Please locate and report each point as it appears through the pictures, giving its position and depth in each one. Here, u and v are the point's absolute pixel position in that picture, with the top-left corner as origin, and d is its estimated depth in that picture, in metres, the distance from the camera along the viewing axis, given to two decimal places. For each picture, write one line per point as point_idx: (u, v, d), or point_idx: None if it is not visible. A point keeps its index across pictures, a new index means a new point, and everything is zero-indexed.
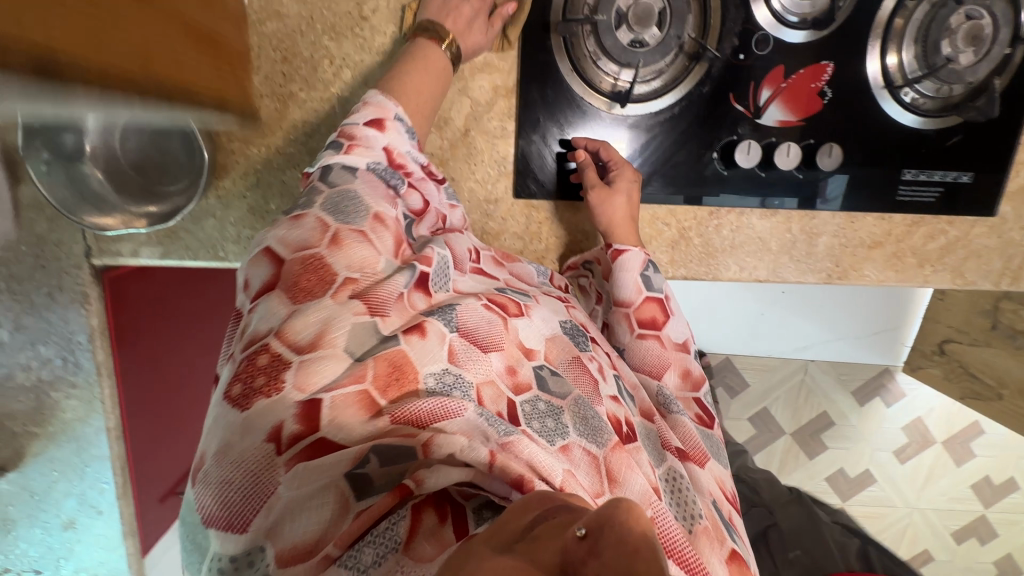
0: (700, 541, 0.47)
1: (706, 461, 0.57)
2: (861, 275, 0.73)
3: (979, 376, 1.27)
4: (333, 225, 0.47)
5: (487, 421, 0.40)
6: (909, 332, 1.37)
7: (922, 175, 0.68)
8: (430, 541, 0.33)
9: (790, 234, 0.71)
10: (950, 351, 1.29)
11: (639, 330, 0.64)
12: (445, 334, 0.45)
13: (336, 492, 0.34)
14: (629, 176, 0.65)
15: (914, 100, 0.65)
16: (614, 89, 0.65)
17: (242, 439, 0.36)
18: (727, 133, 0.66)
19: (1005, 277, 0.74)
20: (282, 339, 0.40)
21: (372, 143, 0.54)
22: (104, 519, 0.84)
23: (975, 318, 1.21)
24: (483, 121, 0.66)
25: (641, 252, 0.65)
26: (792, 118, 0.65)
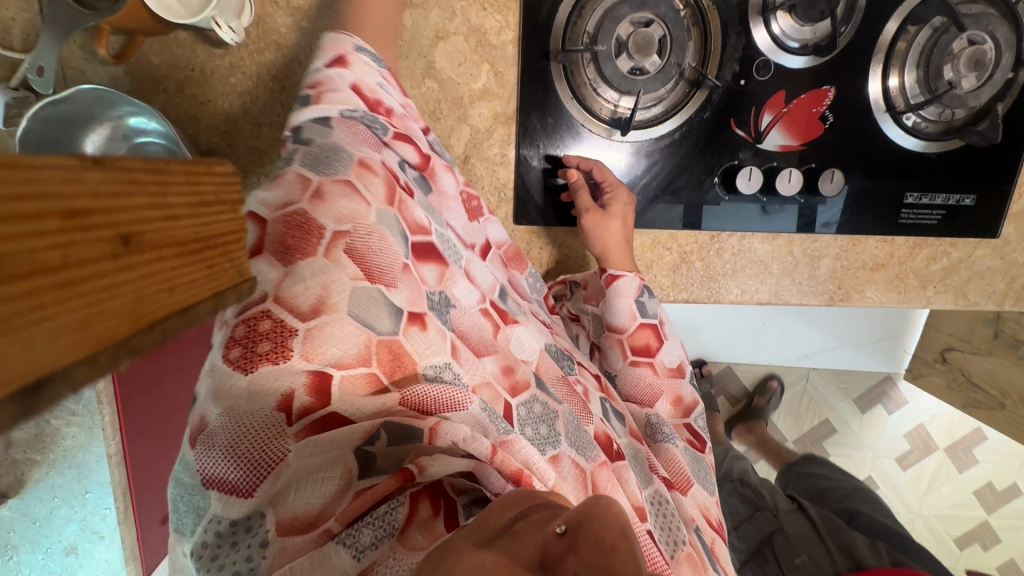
0: (681, 568, 0.46)
1: (690, 487, 0.56)
2: (862, 296, 0.73)
3: (980, 385, 1.28)
4: (315, 179, 0.42)
5: (488, 416, 0.40)
6: (909, 341, 1.35)
7: (924, 199, 0.67)
8: (422, 532, 0.35)
9: (792, 256, 0.71)
10: (952, 360, 1.29)
11: (632, 357, 0.62)
12: (445, 330, 0.44)
13: (343, 467, 0.34)
14: (625, 200, 0.65)
15: (915, 124, 0.65)
16: (614, 115, 0.65)
17: (247, 404, 0.34)
18: (727, 157, 0.66)
19: (1008, 297, 0.73)
20: (279, 301, 0.36)
21: (338, 81, 0.51)
22: (105, 544, 0.84)
23: (978, 327, 1.21)
24: (483, 148, 0.66)
25: (636, 277, 0.62)
26: (793, 143, 0.65)
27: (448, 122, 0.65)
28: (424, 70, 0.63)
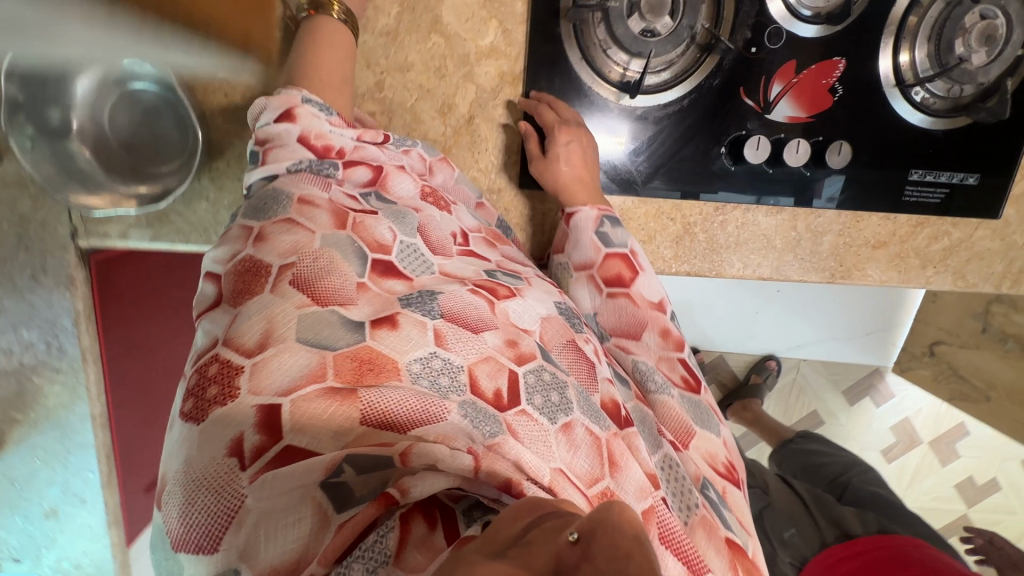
0: (697, 535, 0.44)
1: (693, 439, 0.52)
2: (863, 274, 0.72)
3: (968, 378, 1.34)
4: (256, 226, 0.46)
5: (472, 422, 0.38)
6: (900, 333, 1.34)
7: (928, 176, 0.67)
8: (420, 550, 0.32)
9: (795, 232, 0.71)
10: (940, 353, 1.31)
11: (608, 290, 0.57)
12: (425, 322, 0.43)
13: (311, 504, 0.33)
14: (563, 139, 0.61)
15: (924, 99, 0.64)
16: (622, 79, 0.64)
17: (200, 456, 0.36)
18: (736, 127, 0.65)
19: (1006, 281, 0.73)
20: (229, 343, 0.40)
21: (285, 139, 0.52)
22: (87, 505, 0.95)
23: (967, 321, 1.23)
24: (489, 108, 0.65)
25: (592, 209, 0.60)
26: (800, 114, 0.65)
27: (453, 84, 0.64)
28: (430, 24, 0.62)
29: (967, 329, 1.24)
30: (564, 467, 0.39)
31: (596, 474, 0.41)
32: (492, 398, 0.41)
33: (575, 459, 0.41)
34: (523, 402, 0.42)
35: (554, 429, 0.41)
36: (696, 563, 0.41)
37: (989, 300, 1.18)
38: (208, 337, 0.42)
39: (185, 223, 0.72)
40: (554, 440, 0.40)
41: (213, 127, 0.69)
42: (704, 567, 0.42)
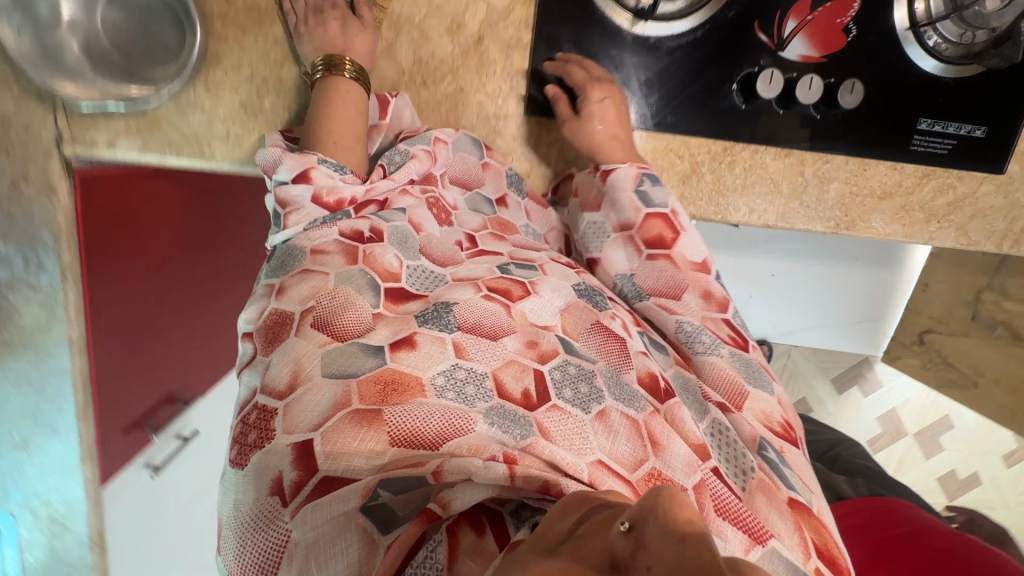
0: (757, 499, 0.45)
1: (745, 400, 0.54)
2: (867, 226, 0.74)
3: (956, 364, 1.32)
4: (279, 282, 0.53)
5: (500, 429, 0.41)
6: (891, 323, 1.37)
7: (937, 126, 0.68)
8: (473, 558, 0.34)
9: (802, 177, 0.72)
10: (929, 342, 1.33)
11: (647, 252, 0.63)
12: (442, 336, 0.47)
13: (357, 530, 0.36)
14: (598, 97, 0.65)
15: (936, 45, 0.65)
16: (637, 4, 0.65)
17: (249, 498, 0.40)
18: (748, 64, 0.66)
19: (1007, 240, 0.74)
20: (264, 389, 0.46)
21: (302, 203, 0.57)
22: (59, 438, 0.95)
23: (957, 309, 1.25)
24: (498, 29, 0.69)
25: (632, 167, 0.65)
26: (814, 54, 0.65)
27: (480, 33, 0.69)
28: None
29: (956, 317, 1.26)
30: (603, 458, 0.41)
31: (640, 456, 0.42)
32: (521, 399, 0.44)
33: (613, 441, 0.42)
34: (552, 398, 0.45)
35: (588, 417, 0.44)
36: (757, 531, 0.41)
37: (980, 288, 1.19)
38: (246, 387, 0.48)
39: (176, 131, 0.72)
40: (590, 428, 0.43)
41: (214, 35, 0.69)
42: (767, 534, 0.41)
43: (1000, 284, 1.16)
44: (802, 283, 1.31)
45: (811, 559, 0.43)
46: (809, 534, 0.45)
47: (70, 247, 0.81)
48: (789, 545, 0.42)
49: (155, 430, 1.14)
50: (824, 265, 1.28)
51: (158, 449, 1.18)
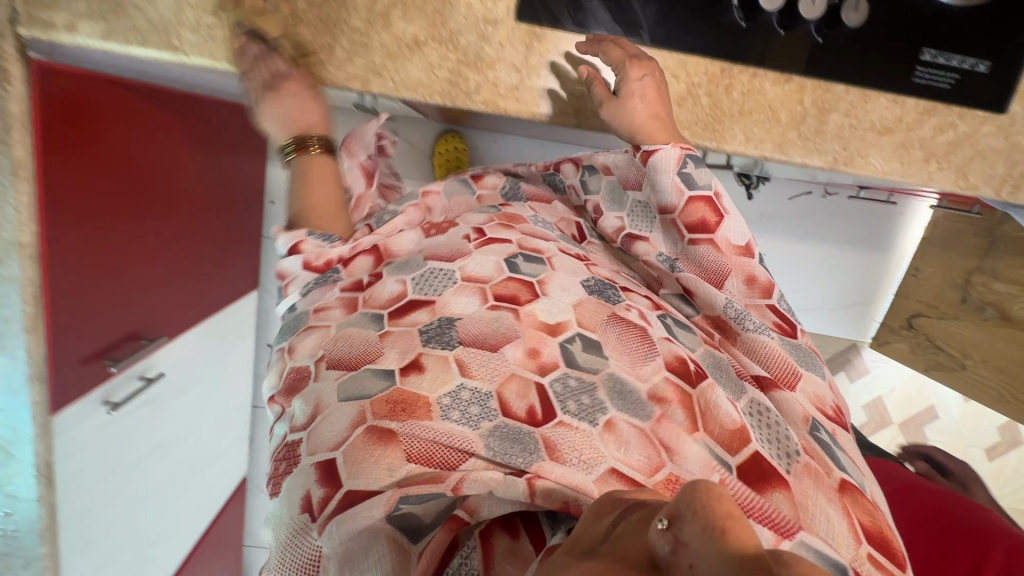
0: (803, 483, 0.45)
1: (798, 380, 0.55)
2: (866, 163, 0.65)
3: (944, 347, 1.32)
4: (286, 347, 0.54)
5: (499, 453, 0.40)
6: (880, 308, 1.45)
7: (941, 58, 0.60)
8: (511, 561, 0.37)
9: (801, 106, 0.63)
10: (918, 326, 1.37)
11: (690, 236, 0.61)
12: (445, 354, 0.46)
13: (388, 539, 0.37)
14: (638, 75, 0.57)
15: None
16: None
17: (283, 517, 0.41)
18: None
19: (1007, 185, 0.67)
20: (291, 427, 0.46)
21: (296, 273, 0.60)
22: (7, 356, 0.69)
23: (947, 292, 1.30)
24: None
25: (675, 148, 0.59)
26: None
27: None
28: None
29: (946, 300, 1.30)
30: (620, 457, 0.41)
31: (656, 462, 0.41)
32: (526, 416, 0.43)
33: (625, 450, 0.42)
34: (558, 414, 0.44)
35: (596, 429, 0.43)
36: (783, 526, 0.40)
37: (970, 271, 1.24)
38: (278, 436, 0.48)
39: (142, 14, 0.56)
40: (599, 440, 0.42)
41: None
42: (795, 527, 0.40)
43: (989, 265, 1.20)
44: (794, 263, 1.42)
45: (860, 545, 0.43)
46: (856, 516, 0.45)
47: (24, 141, 0.62)
48: (836, 534, 0.42)
49: (116, 365, 0.87)
50: (814, 248, 1.40)
51: (118, 384, 0.90)
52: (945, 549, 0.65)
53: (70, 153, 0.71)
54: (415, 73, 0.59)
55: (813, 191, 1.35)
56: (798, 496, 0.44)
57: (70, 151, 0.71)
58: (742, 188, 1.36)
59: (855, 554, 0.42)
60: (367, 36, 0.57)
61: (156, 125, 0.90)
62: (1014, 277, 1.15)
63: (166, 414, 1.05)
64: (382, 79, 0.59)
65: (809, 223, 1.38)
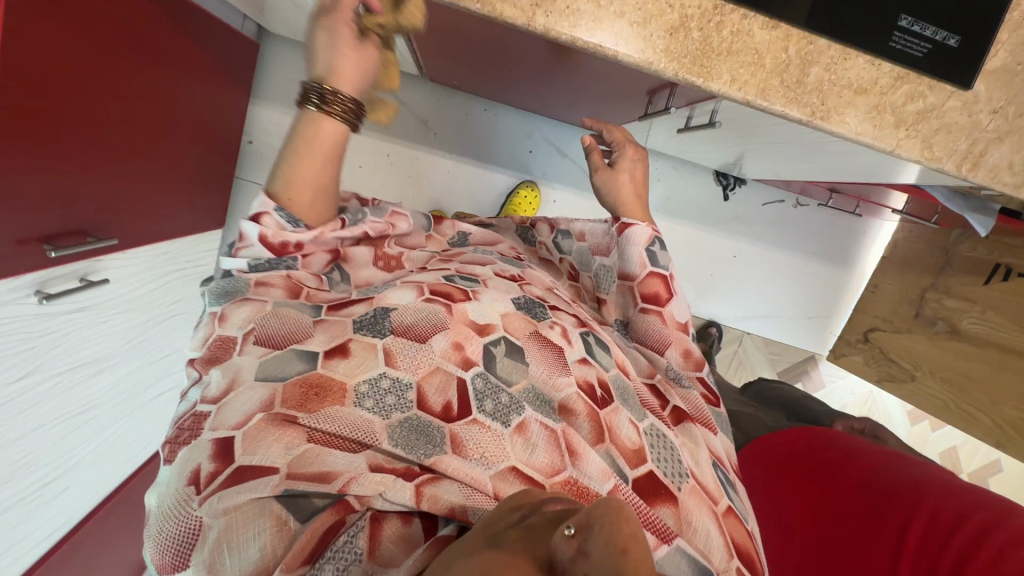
0: (690, 500, 0.46)
1: (716, 431, 0.58)
2: (841, 121, 0.56)
3: (896, 360, 1.37)
4: (219, 311, 0.50)
5: (404, 449, 0.40)
6: (837, 323, 1.49)
7: (917, 26, 0.52)
8: (397, 545, 0.36)
9: (786, 55, 0.53)
10: (873, 339, 1.41)
11: (642, 304, 0.62)
12: (374, 342, 0.45)
13: (273, 516, 0.36)
14: (631, 156, 0.67)
15: None
16: None
17: (171, 487, 0.38)
18: None
19: (966, 163, 0.58)
20: (202, 398, 0.43)
21: (250, 241, 0.55)
22: None
23: (902, 307, 1.37)
24: None
25: (648, 228, 0.63)
26: None
27: None
28: None
29: (901, 314, 1.36)
30: (523, 460, 0.42)
31: (557, 466, 0.42)
32: (441, 411, 0.43)
33: (532, 453, 0.42)
34: (473, 411, 0.43)
35: (508, 430, 0.43)
36: (664, 531, 0.42)
37: (925, 288, 1.32)
38: (187, 402, 0.45)
39: None
40: (509, 441, 0.42)
41: None
42: (671, 534, 0.42)
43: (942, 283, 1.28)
44: (763, 264, 1.43)
45: (732, 558, 0.45)
46: (730, 533, 0.48)
47: None
48: (712, 548, 0.45)
49: (56, 251, 0.77)
50: (785, 256, 1.43)
51: (58, 276, 0.81)
52: (877, 509, 0.66)
53: (51, 30, 0.66)
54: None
55: (786, 200, 1.38)
56: (685, 512, 0.45)
57: (50, 28, 0.65)
58: (718, 188, 1.37)
59: (726, 566, 0.44)
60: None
61: (147, 26, 0.83)
62: (967, 293, 1.22)
63: (101, 336, 0.96)
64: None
65: (777, 229, 1.41)
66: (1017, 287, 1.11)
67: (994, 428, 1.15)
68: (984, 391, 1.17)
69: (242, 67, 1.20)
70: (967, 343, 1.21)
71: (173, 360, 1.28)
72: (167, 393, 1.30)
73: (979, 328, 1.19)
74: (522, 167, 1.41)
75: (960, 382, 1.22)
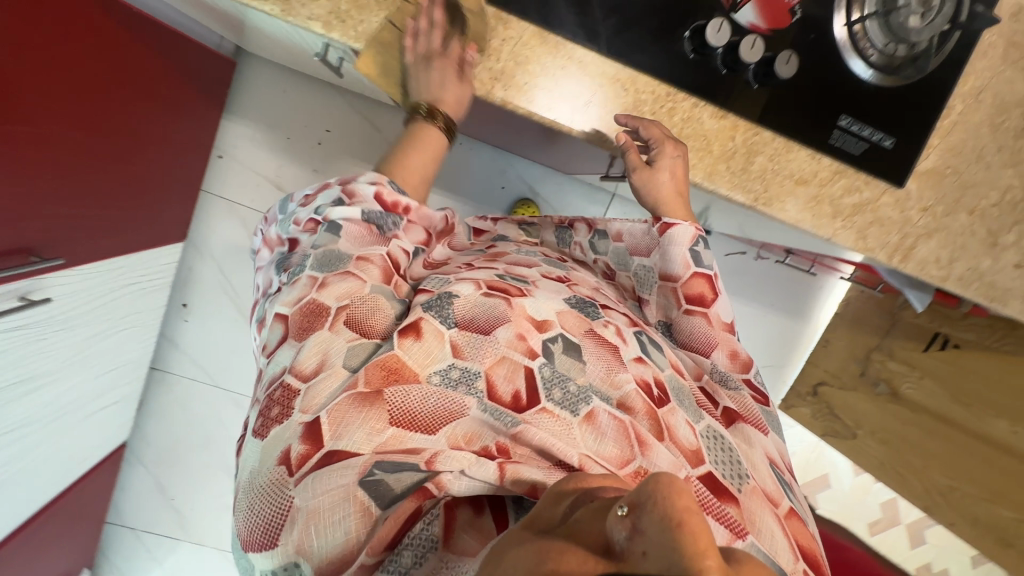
0: (752, 501, 0.50)
1: (768, 432, 0.61)
2: (781, 208, 0.72)
3: (840, 416, 1.45)
4: (320, 277, 0.55)
5: (492, 416, 0.45)
6: (790, 372, 1.61)
7: (855, 126, 0.71)
8: (471, 534, 0.37)
9: (732, 143, 0.70)
10: (822, 393, 1.51)
11: (686, 306, 0.67)
12: (442, 330, 0.49)
13: (356, 501, 0.38)
14: (672, 153, 0.67)
15: (867, 50, 0.70)
16: None
17: (263, 467, 0.43)
18: (703, 16, 0.66)
19: (898, 255, 0.76)
20: (294, 370, 0.48)
21: (366, 196, 0.62)
22: None
23: (850, 364, 1.44)
24: None
25: (692, 226, 0.68)
26: (761, 26, 0.68)
27: None
28: None
29: (848, 371, 1.44)
30: (589, 454, 0.44)
31: (627, 456, 0.45)
32: (511, 400, 0.47)
33: (603, 441, 0.45)
34: (543, 400, 0.47)
35: (577, 419, 0.46)
36: (739, 529, 0.45)
37: (872, 348, 1.38)
38: (279, 364, 0.50)
39: None
40: (578, 429, 0.46)
41: None
42: (744, 531, 0.46)
43: (887, 344, 1.34)
44: None
45: (798, 561, 0.49)
46: (794, 535, 0.51)
47: None
48: (779, 549, 0.48)
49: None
50: (743, 306, 1.54)
51: None
52: None
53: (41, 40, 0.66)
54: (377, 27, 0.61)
55: (747, 252, 1.49)
56: (748, 512, 0.48)
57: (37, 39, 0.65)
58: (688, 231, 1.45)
59: (793, 566, 0.48)
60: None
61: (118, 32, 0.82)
62: (908, 357, 1.27)
63: (54, 345, 0.90)
64: (344, 27, 0.60)
65: (736, 280, 1.52)
66: (953, 358, 1.15)
67: (925, 493, 1.25)
68: (919, 457, 1.25)
69: (211, 83, 1.15)
70: (907, 408, 1.26)
71: (120, 373, 1.19)
72: (110, 408, 1.21)
73: (916, 392, 1.24)
74: (494, 206, 1.47)
75: (903, 447, 1.28)
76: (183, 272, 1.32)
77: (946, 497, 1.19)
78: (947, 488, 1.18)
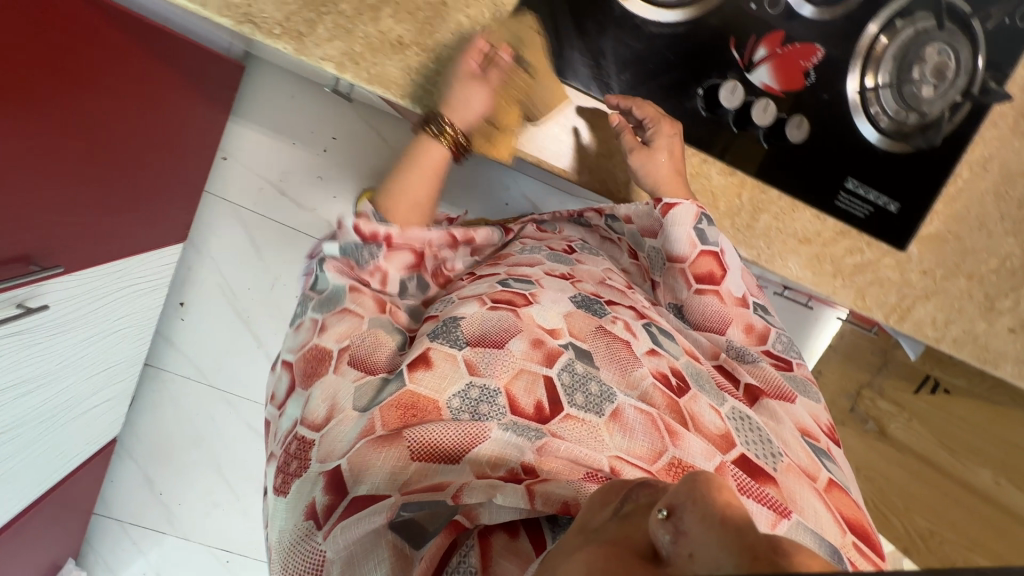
0: (789, 478, 0.51)
1: (794, 397, 0.64)
2: (783, 265, 0.73)
3: None
4: (320, 319, 0.61)
5: (513, 433, 0.44)
6: None
7: (861, 189, 0.72)
8: (508, 558, 0.36)
9: (738, 200, 0.71)
10: None
11: (697, 286, 0.69)
12: (453, 352, 0.51)
13: (389, 546, 0.38)
14: (668, 132, 0.68)
15: (877, 113, 0.71)
16: None
17: (291, 522, 0.45)
18: (715, 76, 0.69)
19: (895, 314, 0.75)
20: (307, 422, 0.52)
21: (344, 230, 0.63)
22: None
23: (840, 399, 1.26)
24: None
25: (692, 205, 0.67)
26: (775, 86, 0.70)
27: None
28: None
29: (836, 407, 1.26)
30: (620, 453, 0.45)
31: (658, 448, 0.46)
32: (534, 412, 0.47)
33: (633, 435, 0.47)
34: (565, 406, 0.48)
35: (602, 420, 0.48)
36: (779, 506, 0.45)
37: (863, 384, 1.23)
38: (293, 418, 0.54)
39: None
40: (605, 429, 0.47)
41: None
42: (787, 511, 0.46)
43: (880, 381, 1.21)
44: None
45: (845, 533, 0.49)
46: (837, 508, 0.52)
47: None
48: (826, 525, 0.48)
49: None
50: None
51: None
52: None
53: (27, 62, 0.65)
54: (392, 71, 0.61)
55: None
56: (787, 490, 0.49)
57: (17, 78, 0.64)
58: None
59: (842, 541, 0.48)
60: (354, 24, 0.59)
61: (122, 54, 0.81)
62: (899, 399, 1.17)
63: (46, 357, 0.89)
64: (357, 68, 0.59)
65: None
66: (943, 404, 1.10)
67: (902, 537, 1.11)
68: (901, 497, 1.14)
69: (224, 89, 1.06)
70: (893, 449, 1.15)
71: (113, 372, 1.15)
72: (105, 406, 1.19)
73: (906, 434, 1.14)
74: None
75: (884, 486, 1.15)
76: (181, 270, 1.23)
77: (926, 544, 1.08)
78: (926, 532, 1.09)
